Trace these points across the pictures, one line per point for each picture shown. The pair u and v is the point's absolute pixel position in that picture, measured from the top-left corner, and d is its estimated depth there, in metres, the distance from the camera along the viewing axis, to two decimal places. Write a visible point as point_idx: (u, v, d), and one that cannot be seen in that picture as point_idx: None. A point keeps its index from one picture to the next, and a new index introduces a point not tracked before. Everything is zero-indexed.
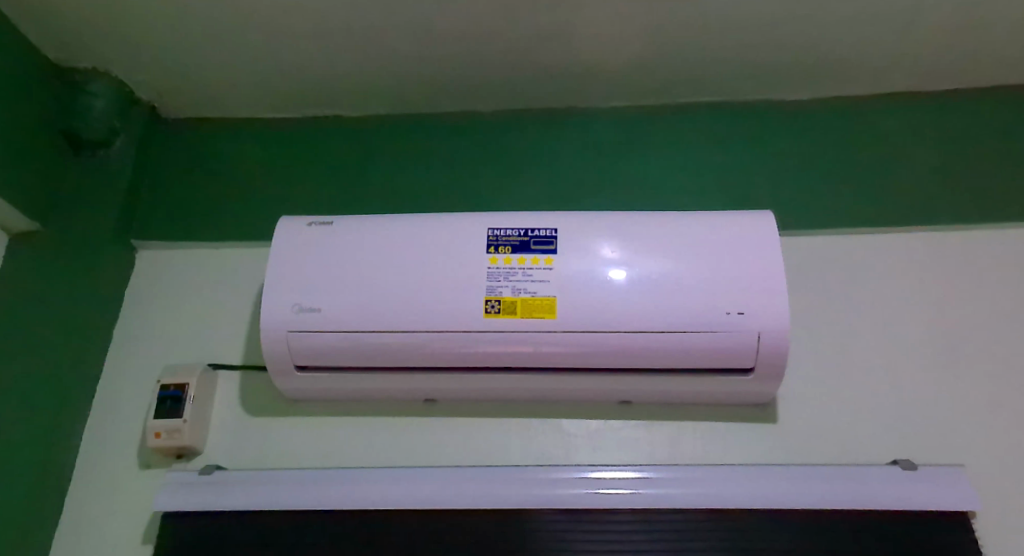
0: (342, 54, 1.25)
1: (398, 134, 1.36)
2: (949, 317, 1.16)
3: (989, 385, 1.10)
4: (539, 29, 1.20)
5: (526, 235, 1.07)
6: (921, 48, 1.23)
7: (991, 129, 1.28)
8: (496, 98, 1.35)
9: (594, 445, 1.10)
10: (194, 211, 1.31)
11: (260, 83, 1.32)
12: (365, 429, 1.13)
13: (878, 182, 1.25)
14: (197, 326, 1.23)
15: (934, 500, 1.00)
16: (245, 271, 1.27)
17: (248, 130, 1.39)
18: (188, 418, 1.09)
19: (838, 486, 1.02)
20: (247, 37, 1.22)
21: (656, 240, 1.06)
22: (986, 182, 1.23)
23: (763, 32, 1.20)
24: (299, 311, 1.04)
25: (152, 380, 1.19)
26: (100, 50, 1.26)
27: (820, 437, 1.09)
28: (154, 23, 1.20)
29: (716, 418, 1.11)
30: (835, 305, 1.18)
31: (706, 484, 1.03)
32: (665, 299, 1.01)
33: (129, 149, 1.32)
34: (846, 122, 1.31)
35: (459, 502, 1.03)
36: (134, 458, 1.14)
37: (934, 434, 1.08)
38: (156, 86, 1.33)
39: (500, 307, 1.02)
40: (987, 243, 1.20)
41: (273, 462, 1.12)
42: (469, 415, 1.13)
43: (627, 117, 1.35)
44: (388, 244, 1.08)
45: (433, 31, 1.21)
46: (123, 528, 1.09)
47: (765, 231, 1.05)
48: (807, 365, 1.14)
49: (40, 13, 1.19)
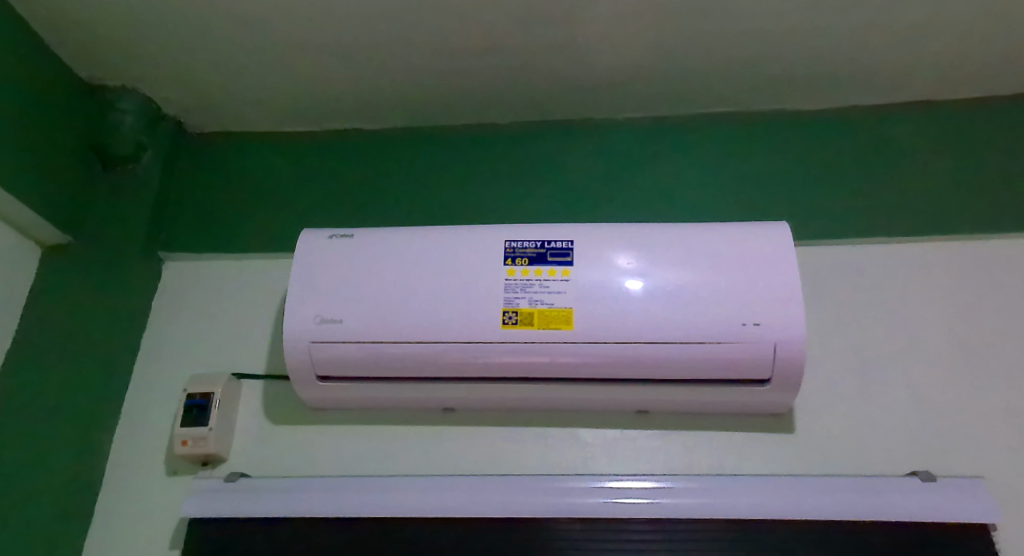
0: (363, 70, 1.28)
1: (416, 147, 1.39)
2: (969, 328, 1.15)
3: (1009, 395, 1.10)
4: (555, 44, 1.22)
5: (542, 247, 1.08)
6: (939, 58, 1.23)
7: (1008, 136, 1.27)
8: (513, 110, 1.37)
9: (610, 455, 1.11)
10: (220, 221, 1.34)
11: (281, 99, 1.35)
12: (386, 438, 1.15)
13: (893, 191, 1.24)
14: (222, 336, 1.26)
15: (955, 512, 1.00)
16: (268, 282, 1.29)
17: (269, 143, 1.42)
18: (214, 426, 1.12)
19: (856, 496, 1.01)
20: (271, 54, 1.25)
21: (670, 250, 1.07)
22: (1004, 191, 1.22)
23: (778, 43, 1.20)
24: (321, 322, 1.06)
25: (178, 389, 1.22)
26: (129, 68, 1.30)
27: (838, 446, 1.09)
28: (179, 42, 1.24)
29: (733, 428, 1.11)
30: (852, 317, 1.17)
31: (723, 496, 1.03)
32: (680, 310, 1.02)
33: (156, 162, 1.36)
34: (863, 132, 1.31)
35: (477, 509, 1.05)
36: (161, 464, 1.17)
37: (954, 445, 1.07)
38: (182, 103, 1.37)
39: (518, 318, 1.03)
40: (1009, 251, 1.19)
41: (296, 470, 1.14)
42: (487, 423, 1.15)
43: (643, 129, 1.36)
44: (407, 256, 1.10)
45: (449, 47, 1.23)
46: (152, 533, 1.12)
47: (781, 242, 1.06)
48: (824, 377, 1.14)
49: (72, 36, 1.24)
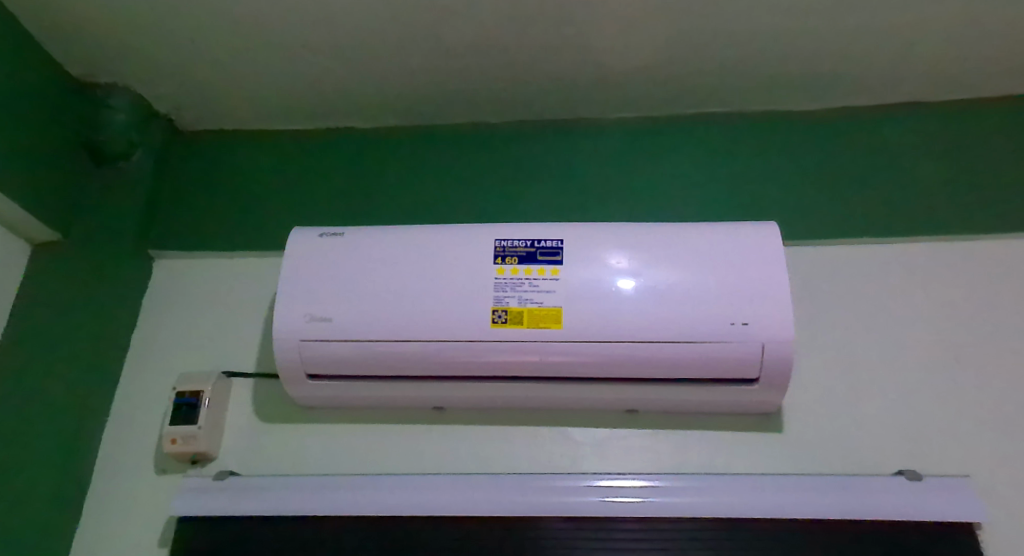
0: (355, 68, 1.28)
1: (408, 146, 1.39)
2: (957, 328, 1.15)
3: (995, 395, 1.10)
4: (547, 44, 1.22)
5: (533, 246, 1.08)
6: (928, 60, 1.23)
7: (996, 137, 1.28)
8: (505, 109, 1.37)
9: (600, 454, 1.11)
10: (210, 219, 1.34)
11: (273, 98, 1.35)
12: (376, 437, 1.15)
13: (882, 192, 1.25)
14: (212, 335, 1.26)
15: (941, 511, 1.00)
16: (259, 281, 1.29)
17: (261, 141, 1.42)
18: (204, 424, 1.12)
19: (842, 496, 1.02)
20: (263, 52, 1.25)
21: (660, 249, 1.07)
22: (992, 192, 1.23)
23: (769, 44, 1.21)
24: (311, 320, 1.06)
25: (168, 387, 1.22)
26: (120, 65, 1.30)
27: (826, 446, 1.09)
28: (170, 40, 1.24)
29: (723, 427, 1.12)
30: (840, 317, 1.18)
31: (711, 495, 1.04)
32: (670, 309, 1.02)
33: (147, 160, 1.36)
34: (853, 133, 1.31)
35: (466, 509, 1.05)
36: (151, 463, 1.17)
37: (940, 444, 1.08)
38: (173, 101, 1.37)
39: (507, 317, 1.04)
40: (997, 252, 1.20)
41: (286, 468, 1.14)
42: (478, 423, 1.15)
43: (634, 128, 1.36)
44: (397, 254, 1.10)
45: (441, 46, 1.23)
46: (140, 531, 1.12)
47: (770, 242, 1.06)
48: (812, 376, 1.14)
49: (63, 33, 1.23)
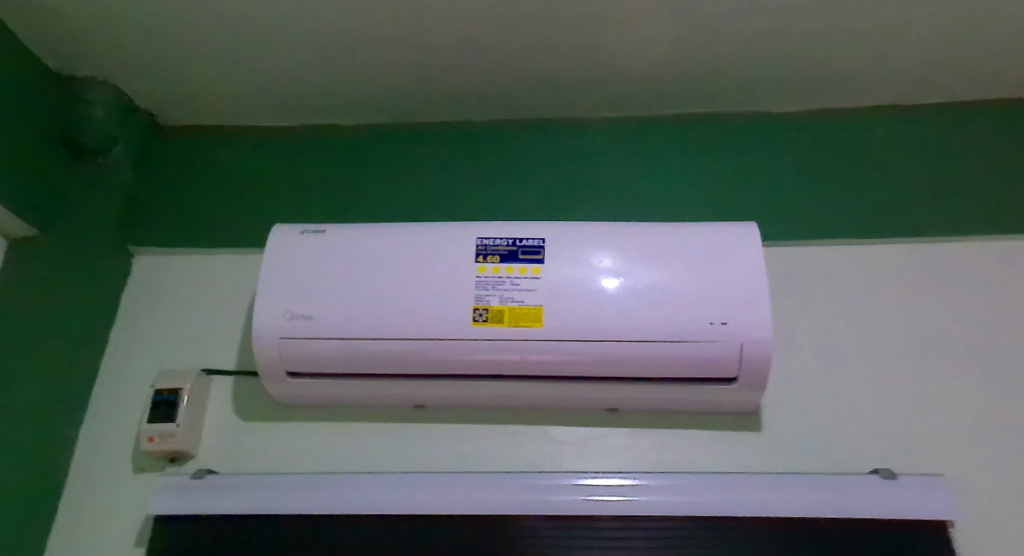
0: (337, 65, 1.28)
1: (391, 143, 1.38)
2: (932, 328, 1.17)
3: (969, 395, 1.12)
4: (531, 43, 1.23)
5: (514, 245, 1.08)
6: (907, 63, 1.25)
7: (972, 140, 1.30)
8: (489, 108, 1.37)
9: (580, 452, 1.12)
10: (191, 216, 1.33)
11: (255, 93, 1.34)
12: (356, 435, 1.15)
13: (860, 194, 1.26)
14: (192, 332, 1.25)
15: (915, 510, 1.01)
16: (240, 277, 1.28)
17: (242, 137, 1.41)
18: (182, 422, 1.11)
19: (818, 494, 1.03)
20: (246, 48, 1.24)
21: (641, 248, 1.07)
22: (968, 194, 1.25)
23: (750, 46, 1.22)
24: (291, 318, 1.06)
25: (146, 384, 1.21)
26: (100, 59, 1.28)
27: (804, 445, 1.10)
28: (151, 34, 1.22)
29: (702, 425, 1.13)
30: (819, 317, 1.19)
31: (690, 493, 1.04)
32: (650, 308, 1.03)
33: (126, 155, 1.34)
34: (834, 134, 1.33)
35: (446, 507, 1.05)
36: (128, 461, 1.16)
37: (915, 443, 1.09)
38: (154, 96, 1.36)
39: (488, 316, 1.04)
40: (973, 253, 1.21)
41: (265, 467, 1.14)
42: (458, 421, 1.15)
43: (617, 128, 1.37)
44: (379, 252, 1.10)
45: (425, 43, 1.23)
46: (117, 530, 1.10)
47: (749, 242, 1.07)
48: (790, 375, 1.15)
49: (41, 26, 1.22)
